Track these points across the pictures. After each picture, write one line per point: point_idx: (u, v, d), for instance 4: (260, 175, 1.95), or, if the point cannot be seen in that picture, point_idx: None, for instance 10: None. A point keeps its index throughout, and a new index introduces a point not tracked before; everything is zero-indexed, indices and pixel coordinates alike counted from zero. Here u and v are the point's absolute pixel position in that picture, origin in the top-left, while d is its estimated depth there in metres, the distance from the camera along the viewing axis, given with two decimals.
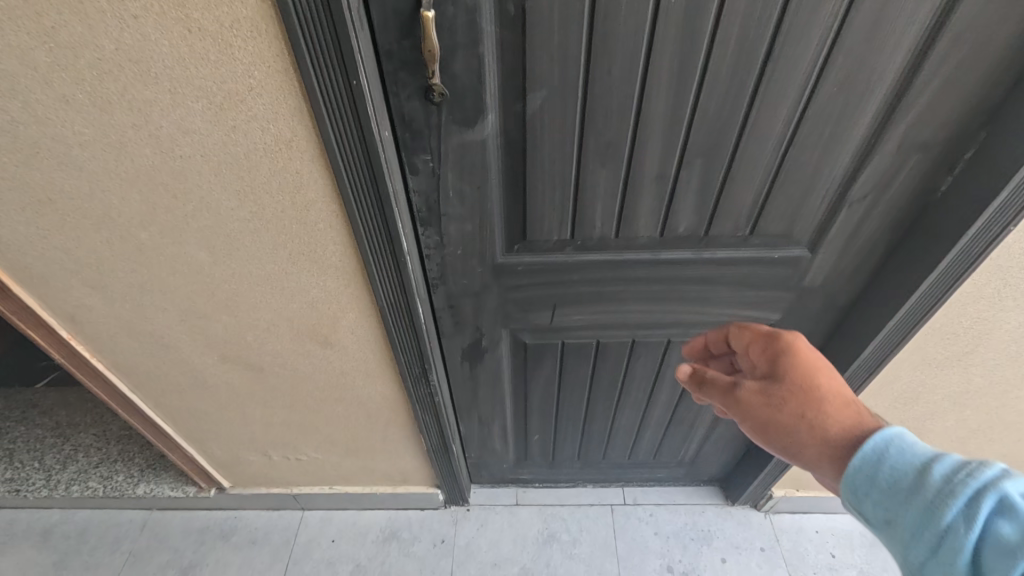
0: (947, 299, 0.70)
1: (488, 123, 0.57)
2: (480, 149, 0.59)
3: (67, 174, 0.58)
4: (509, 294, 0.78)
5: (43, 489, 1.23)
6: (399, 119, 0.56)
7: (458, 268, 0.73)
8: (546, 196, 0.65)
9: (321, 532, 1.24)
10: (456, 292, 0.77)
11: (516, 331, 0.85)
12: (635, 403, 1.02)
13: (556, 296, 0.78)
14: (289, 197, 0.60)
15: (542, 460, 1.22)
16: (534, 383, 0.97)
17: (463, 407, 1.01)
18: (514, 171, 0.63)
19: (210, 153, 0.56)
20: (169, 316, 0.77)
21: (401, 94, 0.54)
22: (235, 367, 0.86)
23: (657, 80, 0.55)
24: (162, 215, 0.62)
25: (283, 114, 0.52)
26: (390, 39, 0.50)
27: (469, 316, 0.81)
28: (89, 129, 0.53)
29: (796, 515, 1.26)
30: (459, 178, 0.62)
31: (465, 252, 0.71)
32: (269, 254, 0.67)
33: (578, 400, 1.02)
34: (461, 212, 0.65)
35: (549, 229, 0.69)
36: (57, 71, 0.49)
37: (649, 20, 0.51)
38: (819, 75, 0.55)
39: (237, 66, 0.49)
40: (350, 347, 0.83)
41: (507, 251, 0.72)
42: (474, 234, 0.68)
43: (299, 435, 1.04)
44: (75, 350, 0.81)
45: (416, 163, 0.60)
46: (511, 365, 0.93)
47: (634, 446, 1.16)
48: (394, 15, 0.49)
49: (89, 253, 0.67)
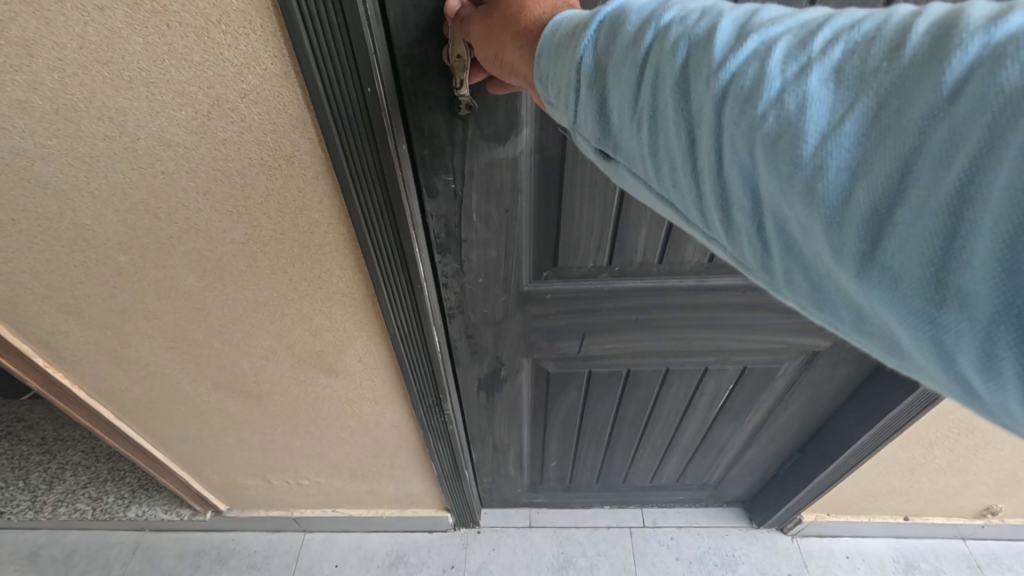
0: None
1: (522, 139, 0.49)
2: (511, 167, 0.51)
3: (30, 192, 0.49)
4: (533, 323, 0.70)
5: (29, 511, 1.16)
6: (417, 133, 0.48)
7: (478, 297, 0.65)
8: (583, 221, 0.57)
9: (323, 556, 1.17)
10: (476, 321, 0.69)
11: (539, 359, 0.78)
12: (663, 428, 0.95)
13: (586, 325, 0.71)
14: (291, 218, 0.52)
15: (557, 483, 1.15)
16: (556, 409, 0.90)
17: (477, 434, 0.93)
18: (548, 193, 0.55)
19: (197, 169, 0.47)
20: (157, 343, 0.69)
21: (420, 105, 0.46)
22: (230, 394, 0.79)
23: None
24: (143, 237, 0.54)
25: (283, 125, 0.44)
26: (409, 40, 0.42)
27: (488, 345, 0.73)
28: (53, 141, 0.45)
29: (825, 539, 1.20)
30: (485, 201, 0.54)
31: (487, 280, 0.63)
32: (266, 279, 0.59)
33: (601, 425, 0.95)
34: (485, 237, 0.57)
35: (584, 255, 0.61)
36: (10, 73, 0.40)
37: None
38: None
39: (227, 69, 0.40)
40: (357, 374, 0.75)
41: (534, 278, 0.64)
42: (499, 261, 0.60)
43: (301, 461, 0.97)
44: (53, 378, 0.74)
45: (434, 184, 0.52)
46: (531, 392, 0.86)
47: (658, 469, 1.09)
48: (413, 10, 0.40)
49: (62, 277, 0.59)
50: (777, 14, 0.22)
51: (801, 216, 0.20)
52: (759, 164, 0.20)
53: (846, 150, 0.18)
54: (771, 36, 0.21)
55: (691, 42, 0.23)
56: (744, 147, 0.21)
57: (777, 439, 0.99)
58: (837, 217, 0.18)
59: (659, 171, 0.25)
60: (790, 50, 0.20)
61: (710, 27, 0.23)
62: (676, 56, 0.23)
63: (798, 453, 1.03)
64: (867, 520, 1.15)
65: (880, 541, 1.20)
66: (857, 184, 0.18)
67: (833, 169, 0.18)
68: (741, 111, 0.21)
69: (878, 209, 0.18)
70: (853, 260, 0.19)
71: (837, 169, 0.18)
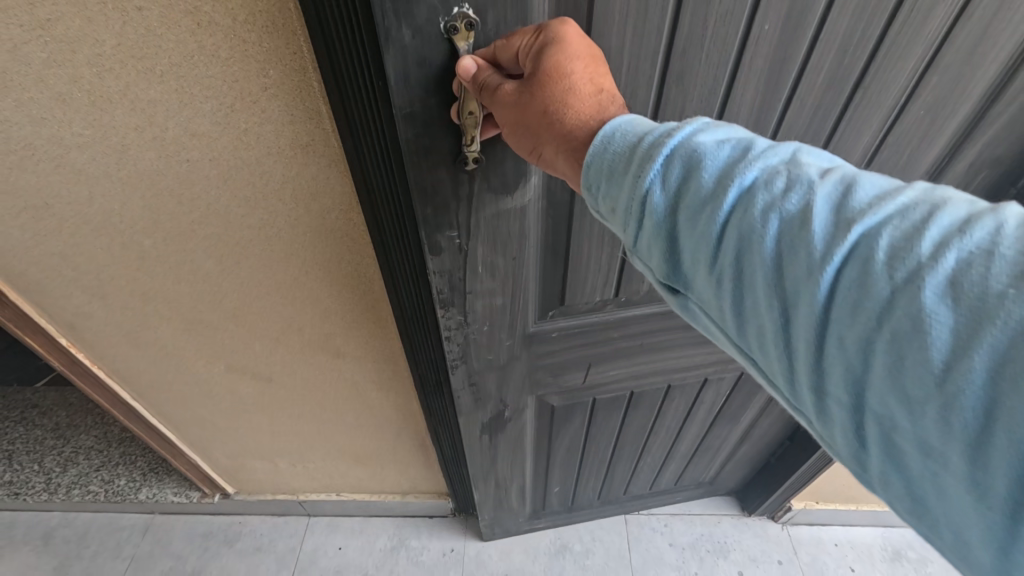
0: None
1: (529, 187, 0.51)
2: (519, 216, 0.53)
3: (63, 178, 0.53)
4: (538, 360, 0.73)
5: (44, 492, 1.20)
6: (422, 194, 0.48)
7: (481, 345, 0.67)
8: (591, 257, 0.61)
9: (327, 539, 1.21)
10: (479, 369, 0.70)
11: (544, 394, 0.81)
12: (664, 439, 1.00)
13: (591, 355, 0.75)
14: (304, 204, 0.56)
15: (560, 507, 1.16)
16: (560, 438, 0.93)
17: (479, 475, 0.93)
18: (555, 235, 0.58)
19: (220, 158, 0.51)
20: (175, 326, 0.73)
21: (423, 163, 0.45)
22: (243, 377, 0.83)
23: (735, 114, 0.51)
24: (167, 222, 0.58)
25: (301, 116, 0.48)
26: (413, 99, 0.41)
27: (492, 390, 0.75)
28: (88, 130, 0.49)
29: (815, 527, 1.23)
30: (491, 250, 0.55)
31: (492, 326, 0.64)
32: (280, 264, 0.63)
33: (604, 444, 0.98)
34: (491, 285, 0.59)
35: (592, 291, 0.65)
36: (53, 68, 0.44)
37: (737, 50, 0.46)
38: (910, 96, 0.52)
39: (250, 65, 0.44)
40: (364, 358, 0.79)
41: (539, 317, 0.67)
42: (505, 306, 0.62)
43: (308, 444, 1.01)
44: (75, 358, 0.78)
45: (438, 243, 0.52)
46: (535, 426, 0.88)
47: (658, 476, 1.12)
48: (417, 68, 0.39)
49: (88, 260, 0.63)
50: (875, 207, 0.25)
51: (925, 430, 0.22)
52: (882, 370, 0.23)
53: (970, 376, 0.21)
54: (873, 227, 0.24)
55: (787, 219, 0.26)
56: (860, 348, 0.24)
57: (767, 430, 1.02)
58: (970, 442, 0.21)
59: (749, 335, 0.28)
60: (896, 250, 0.23)
61: (804, 204, 0.26)
62: (770, 232, 0.26)
63: (787, 441, 1.07)
64: (855, 508, 1.19)
65: (868, 530, 1.23)
66: (991, 419, 0.20)
67: (966, 397, 0.21)
68: (850, 308, 0.24)
69: (1009, 445, 0.20)
70: (981, 485, 0.21)
71: (969, 397, 0.21)
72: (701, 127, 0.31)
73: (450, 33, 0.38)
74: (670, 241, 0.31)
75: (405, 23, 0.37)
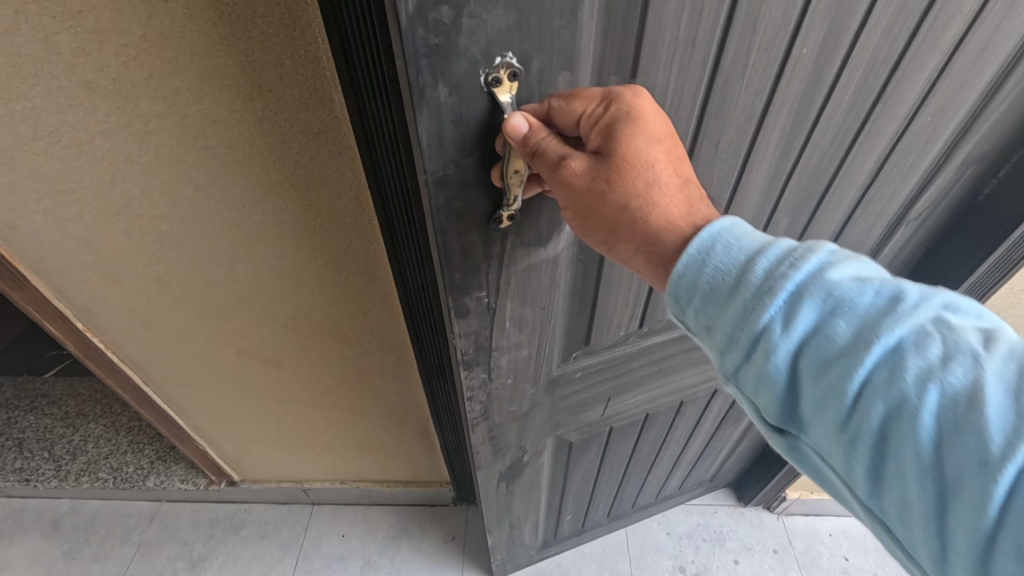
0: (1000, 283, 0.71)
1: (558, 240, 0.51)
2: (549, 267, 0.53)
3: (86, 163, 0.56)
4: (559, 404, 0.74)
5: (54, 479, 1.23)
6: (458, 256, 0.47)
7: (504, 397, 0.67)
8: (619, 295, 0.62)
9: (331, 526, 1.24)
10: (500, 422, 0.71)
11: (562, 433, 0.81)
12: (672, 451, 1.02)
13: (610, 390, 0.76)
14: (316, 190, 0.59)
15: (571, 532, 1.14)
16: (575, 470, 0.93)
17: (495, 516, 0.93)
18: (582, 282, 0.58)
19: (236, 145, 0.54)
20: (188, 310, 0.75)
21: (454, 226, 0.45)
22: (252, 363, 0.85)
23: (768, 136, 0.51)
24: (184, 207, 0.61)
25: (315, 105, 0.51)
26: (445, 160, 0.40)
27: (511, 439, 0.75)
28: (112, 117, 0.52)
29: (810, 518, 1.26)
30: (518, 304, 0.55)
31: (516, 377, 0.65)
32: (291, 249, 0.66)
33: (616, 466, 0.99)
34: (517, 337, 0.59)
35: (617, 327, 0.66)
36: (82, 57, 0.47)
37: (775, 73, 0.46)
38: (920, 106, 0.53)
39: (268, 55, 0.47)
40: (370, 343, 0.82)
41: (564, 361, 0.67)
42: (530, 356, 0.63)
43: (313, 432, 1.03)
44: (89, 343, 0.81)
45: (465, 303, 0.52)
46: (551, 465, 0.88)
47: (664, 484, 1.14)
48: (451, 127, 0.38)
49: (107, 244, 0.65)
50: None
51: None
52: None
53: None
54: None
55: (948, 394, 0.28)
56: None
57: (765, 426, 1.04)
58: None
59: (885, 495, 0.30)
60: None
61: (967, 383, 0.28)
62: (928, 404, 0.28)
63: None
64: None
65: None
66: None
67: None
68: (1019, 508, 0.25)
69: None
70: None
71: None
72: (846, 271, 0.32)
73: (491, 85, 0.37)
74: (804, 385, 0.32)
75: (443, 81, 0.35)
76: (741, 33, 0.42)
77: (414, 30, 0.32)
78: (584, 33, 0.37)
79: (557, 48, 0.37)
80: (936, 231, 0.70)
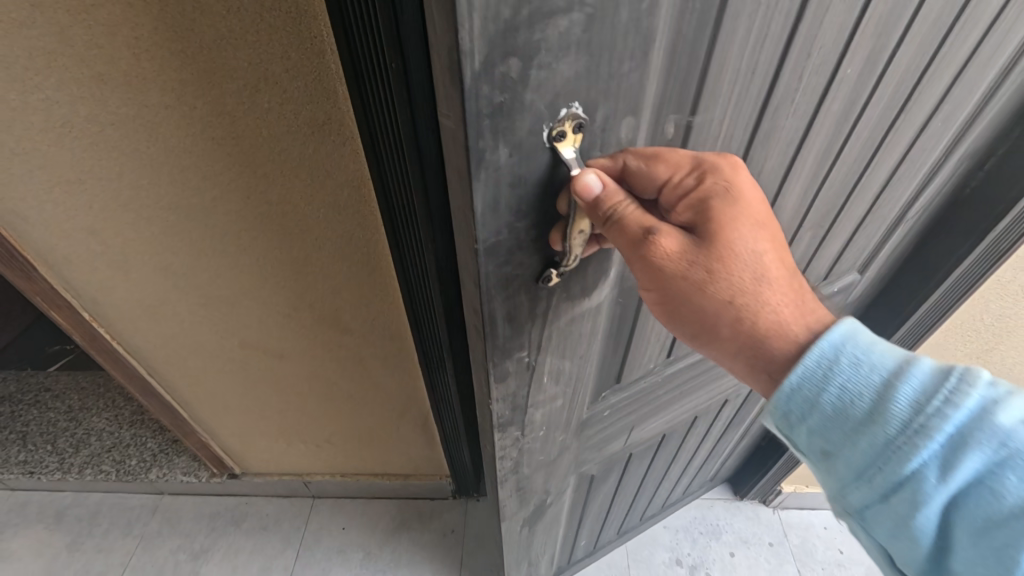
0: (985, 278, 0.73)
1: (600, 290, 0.49)
2: (590, 315, 0.50)
3: (96, 154, 0.57)
4: (587, 442, 0.72)
5: (57, 472, 1.25)
6: (503, 321, 0.43)
7: (535, 450, 0.63)
8: (651, 331, 0.61)
9: (331, 519, 1.25)
10: (528, 474, 0.66)
11: (584, 469, 0.78)
12: (682, 461, 1.02)
13: (634, 420, 0.75)
14: (319, 182, 0.60)
15: (583, 555, 1.11)
16: (593, 499, 0.91)
17: (516, 564, 0.87)
18: (618, 325, 0.57)
19: (242, 136, 0.55)
20: (193, 301, 0.77)
21: (504, 291, 0.41)
22: (256, 354, 0.87)
23: (806, 156, 0.51)
24: (191, 198, 0.62)
25: (319, 97, 0.52)
26: (501, 224, 0.36)
27: (538, 488, 0.71)
28: (122, 108, 0.53)
29: (805, 512, 1.27)
30: (558, 357, 0.52)
31: (549, 428, 0.61)
32: (295, 240, 0.67)
33: (630, 486, 0.98)
34: (554, 390, 0.56)
35: (647, 359, 0.66)
36: (94, 49, 0.48)
37: (819, 95, 0.45)
38: (933, 113, 0.54)
39: (275, 47, 0.48)
40: (372, 335, 0.83)
41: (594, 400, 0.65)
42: (564, 405, 0.59)
43: (315, 424, 1.05)
44: (95, 333, 0.82)
45: (505, 367, 0.48)
46: (571, 500, 0.85)
47: (672, 492, 1.14)
48: (508, 190, 0.35)
49: (115, 235, 0.67)
50: None
51: None
52: None
53: None
54: None
55: None
56: None
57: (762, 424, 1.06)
58: None
59: None
60: None
61: None
62: None
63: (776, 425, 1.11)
64: None
65: None
66: None
67: None
68: None
69: None
70: None
71: None
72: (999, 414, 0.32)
73: (555, 139, 0.34)
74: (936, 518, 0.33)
75: (504, 141, 0.32)
76: (796, 59, 0.41)
77: (479, 88, 0.29)
78: (651, 76, 0.35)
79: (622, 94, 0.34)
80: (927, 227, 0.72)
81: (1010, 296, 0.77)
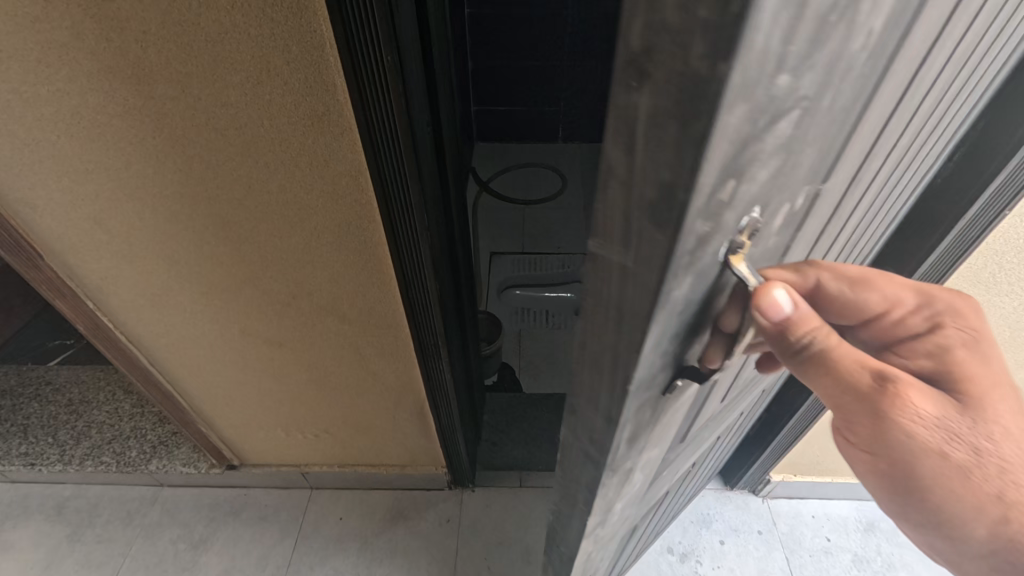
0: (958, 265, 0.76)
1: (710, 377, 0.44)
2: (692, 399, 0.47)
3: (104, 144, 0.60)
4: (646, 498, 0.70)
5: (57, 463, 1.26)
6: (625, 437, 0.39)
7: (607, 525, 0.60)
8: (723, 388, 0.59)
9: (329, 510, 1.27)
10: (593, 545, 0.63)
11: (635, 519, 0.76)
12: (701, 478, 1.02)
13: (683, 463, 0.74)
14: (319, 173, 0.62)
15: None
16: (635, 541, 0.89)
17: None
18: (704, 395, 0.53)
19: (245, 127, 0.58)
20: (194, 290, 0.79)
21: (638, 407, 0.36)
22: (256, 343, 0.89)
23: (874, 192, 0.49)
24: (195, 188, 0.64)
25: (318, 89, 0.54)
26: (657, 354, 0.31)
27: (597, 553, 0.68)
28: (129, 100, 0.56)
29: (794, 501, 1.30)
30: (655, 443, 0.48)
31: (623, 504, 0.58)
32: (295, 230, 0.69)
33: (663, 518, 0.96)
34: (640, 473, 0.53)
35: (709, 413, 0.64)
36: (104, 42, 0.51)
37: (906, 136, 0.43)
38: (957, 126, 0.54)
39: (277, 39, 0.51)
40: (370, 325, 0.85)
41: (661, 464, 0.63)
42: (641, 480, 0.57)
43: (314, 414, 1.07)
44: (99, 321, 0.84)
45: (613, 474, 0.44)
46: (617, 549, 0.82)
47: (688, 505, 1.13)
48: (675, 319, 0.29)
49: (121, 224, 0.69)
50: None
51: None
52: None
53: None
54: None
55: None
56: None
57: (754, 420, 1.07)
58: None
59: None
60: None
61: None
62: None
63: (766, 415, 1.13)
64: (832, 481, 1.25)
65: (844, 503, 1.29)
66: None
67: None
68: None
69: None
70: None
71: None
72: None
73: (730, 255, 0.28)
74: None
75: (691, 271, 0.26)
76: (910, 108, 0.38)
77: (695, 222, 0.23)
78: (816, 165, 0.30)
79: (793, 185, 0.29)
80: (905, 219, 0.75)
81: (985, 285, 0.80)
